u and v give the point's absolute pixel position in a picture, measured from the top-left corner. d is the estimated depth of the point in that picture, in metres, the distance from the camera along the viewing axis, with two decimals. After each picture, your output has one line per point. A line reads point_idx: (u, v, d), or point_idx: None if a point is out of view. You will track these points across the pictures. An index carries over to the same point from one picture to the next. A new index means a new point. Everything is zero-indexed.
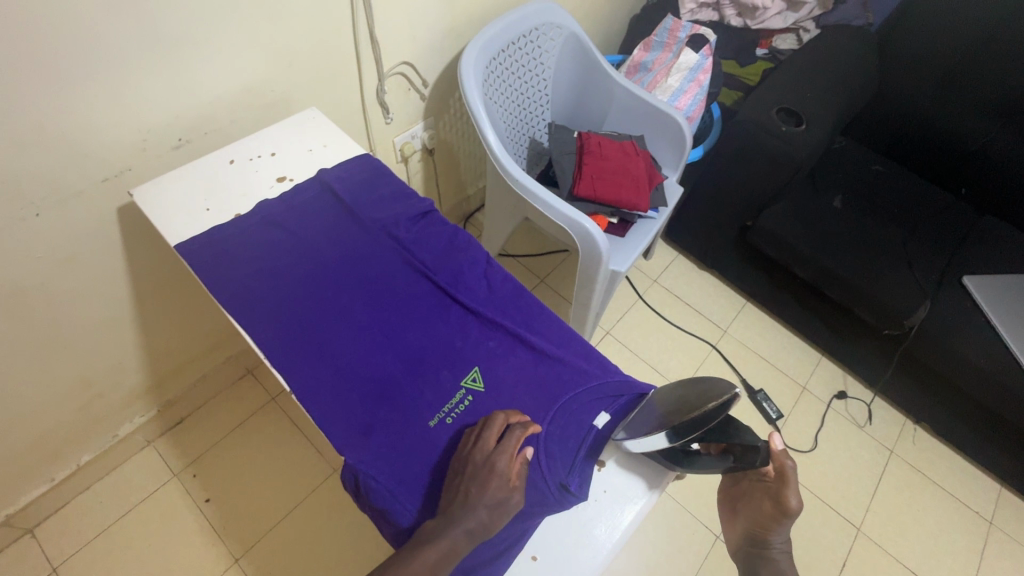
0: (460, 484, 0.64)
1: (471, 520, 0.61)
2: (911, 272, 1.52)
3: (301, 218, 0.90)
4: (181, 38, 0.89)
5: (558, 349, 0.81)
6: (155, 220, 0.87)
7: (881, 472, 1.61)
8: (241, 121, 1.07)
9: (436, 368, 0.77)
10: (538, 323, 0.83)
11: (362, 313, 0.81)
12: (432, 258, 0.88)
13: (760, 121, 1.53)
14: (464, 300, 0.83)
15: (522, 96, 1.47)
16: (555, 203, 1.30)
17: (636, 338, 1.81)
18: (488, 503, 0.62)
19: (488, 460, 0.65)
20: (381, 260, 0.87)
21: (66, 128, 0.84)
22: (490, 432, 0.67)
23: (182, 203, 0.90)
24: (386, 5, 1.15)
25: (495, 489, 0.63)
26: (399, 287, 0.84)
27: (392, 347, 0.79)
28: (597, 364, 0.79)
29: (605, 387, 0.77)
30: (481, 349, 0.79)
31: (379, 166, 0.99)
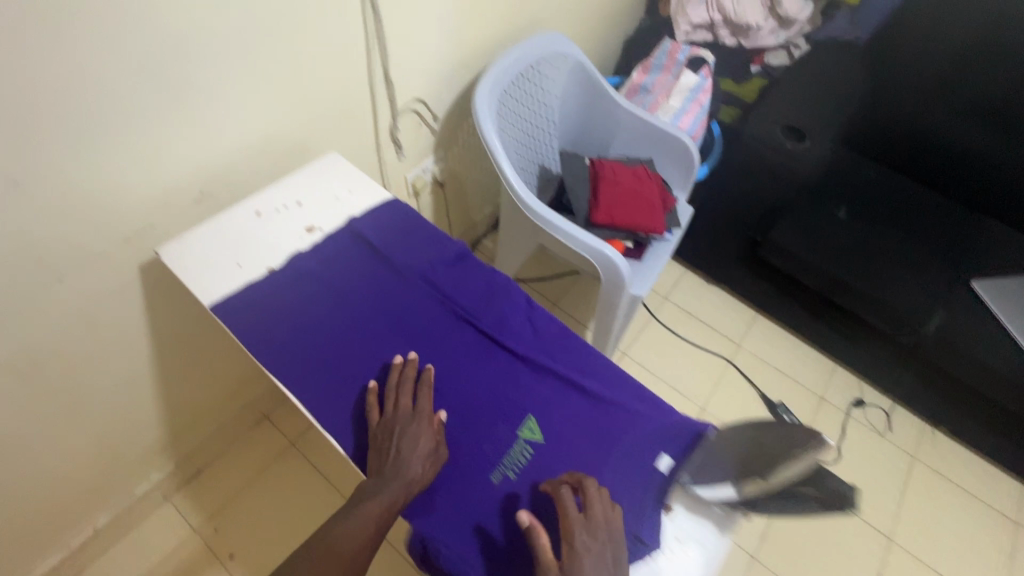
0: (389, 446, 0.70)
1: (408, 475, 0.68)
2: (921, 279, 1.54)
3: (335, 269, 0.88)
4: (204, 93, 0.88)
5: (611, 392, 0.79)
6: (187, 280, 0.85)
7: (905, 478, 1.62)
8: (261, 169, 1.05)
9: (492, 421, 0.76)
10: (587, 365, 0.82)
11: (410, 367, 0.80)
12: (472, 303, 0.87)
13: (766, 137, 1.57)
14: (511, 346, 0.82)
15: (532, 126, 1.48)
16: (577, 235, 1.30)
17: (653, 358, 1.81)
18: (419, 456, 0.69)
19: (410, 419, 0.72)
20: (420, 309, 0.85)
21: (91, 190, 0.82)
22: (404, 396, 0.73)
23: (213, 260, 0.88)
24: (400, 46, 1.15)
25: (421, 443, 0.70)
26: (445, 334, 0.83)
27: (444, 401, 0.77)
28: (651, 405, 0.78)
29: (663, 429, 0.76)
30: (534, 397, 0.78)
31: (406, 210, 0.97)
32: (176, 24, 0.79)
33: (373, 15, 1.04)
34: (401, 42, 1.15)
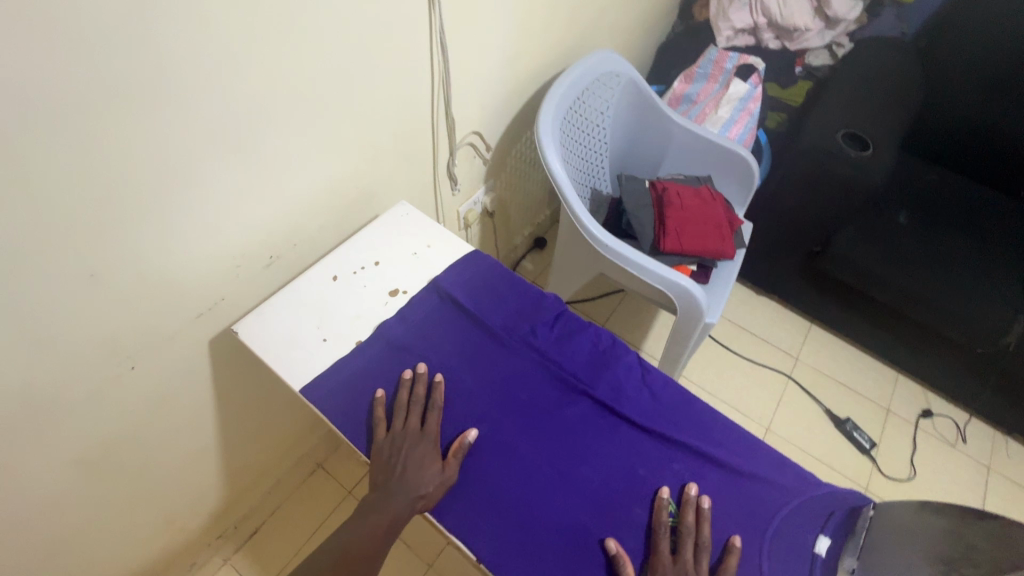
0: (396, 462, 0.69)
1: (414, 491, 0.67)
2: (995, 285, 1.47)
3: (429, 338, 0.82)
4: (276, 153, 0.81)
5: (747, 463, 0.73)
6: (273, 362, 0.78)
7: (984, 491, 1.56)
8: (328, 224, 0.98)
9: (628, 504, 0.69)
10: (717, 432, 0.76)
11: (528, 448, 0.73)
12: (581, 369, 0.81)
13: (827, 147, 1.48)
14: (633, 416, 0.76)
15: (588, 151, 1.41)
16: (651, 267, 1.24)
17: (711, 377, 1.75)
18: (423, 475, 0.68)
19: (417, 437, 0.71)
20: (528, 380, 0.79)
21: (165, 270, 0.75)
22: (413, 414, 0.73)
23: (297, 335, 0.82)
24: (461, 80, 1.08)
25: (428, 462, 0.69)
26: (561, 406, 0.77)
27: (574, 487, 0.70)
28: (792, 475, 0.72)
29: (813, 504, 0.70)
30: (668, 474, 0.71)
31: (493, 265, 0.92)
32: (254, 83, 0.72)
33: (440, 52, 0.98)
34: (462, 76, 1.08)
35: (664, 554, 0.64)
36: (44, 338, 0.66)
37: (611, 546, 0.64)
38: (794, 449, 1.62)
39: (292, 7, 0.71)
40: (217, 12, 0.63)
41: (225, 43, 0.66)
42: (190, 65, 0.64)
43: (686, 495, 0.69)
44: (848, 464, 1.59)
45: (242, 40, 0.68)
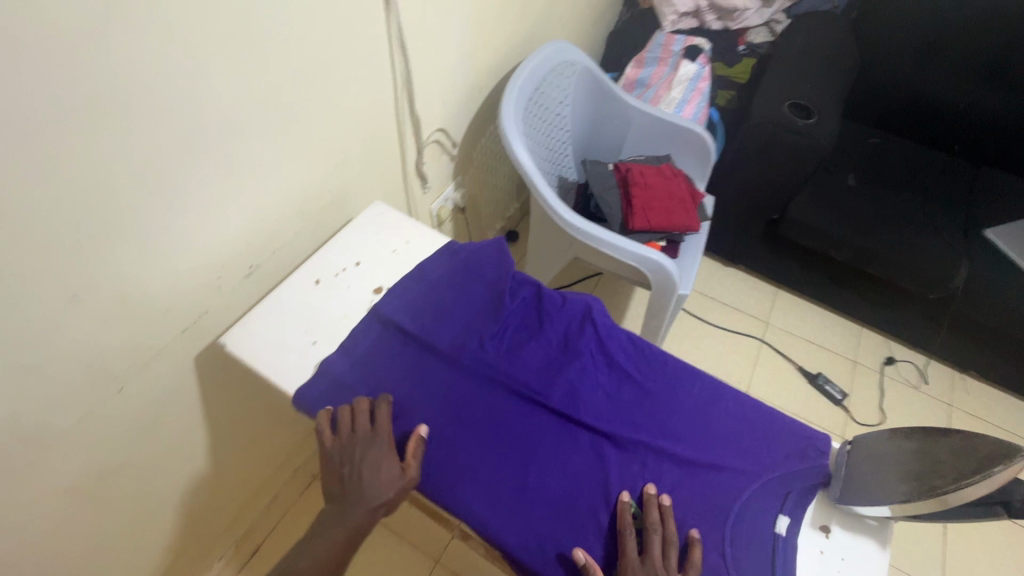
0: (354, 471, 0.72)
1: (374, 499, 0.70)
2: (939, 235, 1.59)
3: (374, 368, 0.81)
4: (245, 161, 0.82)
5: (702, 453, 0.75)
6: (264, 369, 0.79)
7: (948, 426, 1.67)
8: (304, 230, 0.99)
9: (592, 509, 0.72)
10: (673, 423, 0.78)
11: (489, 466, 0.74)
12: (534, 379, 0.81)
13: (776, 118, 1.56)
14: (589, 423, 0.78)
15: (551, 140, 1.46)
16: (626, 246, 1.28)
17: (689, 349, 1.82)
18: (381, 479, 0.71)
19: (368, 442, 0.73)
20: (481, 398, 0.79)
21: (145, 289, 0.75)
22: (361, 421, 0.74)
23: (285, 341, 0.83)
24: (422, 78, 1.10)
25: (384, 468, 0.71)
26: (519, 420, 0.78)
27: (536, 500, 0.72)
28: (760, 424, 0.78)
29: (791, 439, 0.76)
30: (629, 474, 0.74)
31: (466, 255, 0.93)
32: (220, 95, 0.73)
33: (400, 51, 0.99)
34: (423, 74, 1.10)
35: (629, 554, 0.66)
36: (28, 366, 0.65)
37: (579, 555, 0.67)
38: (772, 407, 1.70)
39: (251, 15, 0.71)
40: (179, 25, 0.64)
41: (189, 56, 0.66)
42: (156, 80, 0.64)
43: (646, 496, 0.71)
44: (823, 416, 1.68)
45: (205, 52, 0.68)
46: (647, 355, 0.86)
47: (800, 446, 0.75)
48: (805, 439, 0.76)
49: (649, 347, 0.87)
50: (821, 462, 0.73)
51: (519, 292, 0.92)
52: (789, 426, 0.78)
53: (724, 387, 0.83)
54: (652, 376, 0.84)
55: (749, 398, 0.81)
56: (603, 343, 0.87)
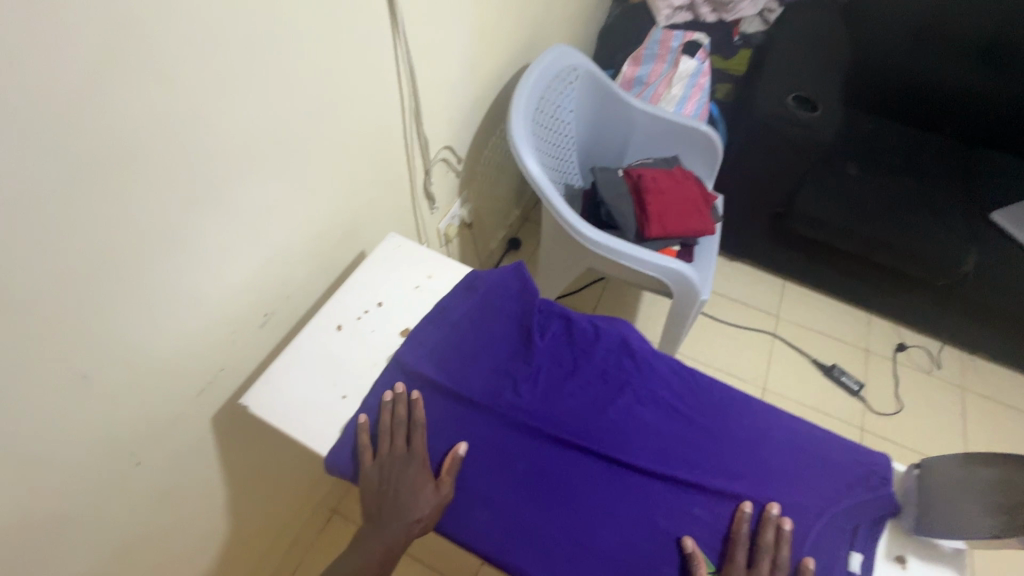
0: (389, 488, 0.71)
1: (409, 518, 0.69)
2: (947, 219, 1.58)
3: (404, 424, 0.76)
4: (255, 205, 0.76)
5: (763, 485, 0.73)
6: (296, 430, 0.76)
7: (962, 409, 1.68)
8: (316, 269, 0.93)
9: (655, 562, 0.68)
10: (728, 461, 0.75)
11: (540, 523, 0.70)
12: (576, 423, 0.77)
13: (779, 112, 1.53)
14: (641, 466, 0.74)
15: (557, 148, 1.42)
16: (645, 257, 1.24)
17: (702, 349, 1.79)
18: (416, 497, 0.70)
19: (405, 459, 0.73)
20: (523, 448, 0.75)
21: (160, 355, 0.69)
22: (398, 437, 0.75)
23: (315, 396, 0.79)
24: (427, 97, 1.04)
25: (419, 486, 0.70)
26: (566, 469, 0.74)
27: (595, 556, 0.68)
28: (815, 451, 0.76)
29: (849, 465, 0.74)
30: (687, 518, 0.71)
31: (487, 294, 0.86)
32: (228, 138, 0.67)
33: (406, 71, 0.94)
34: (428, 93, 1.04)
35: (737, 564, 0.67)
36: (40, 456, 0.59)
37: (686, 542, 0.68)
38: (790, 404, 1.69)
39: (257, 49, 0.65)
40: (182, 69, 0.58)
41: (194, 101, 0.60)
42: (160, 131, 0.58)
43: (766, 512, 0.70)
44: (841, 408, 1.68)
45: (211, 94, 0.62)
46: (691, 386, 0.82)
47: (861, 475, 0.73)
48: (865, 467, 0.74)
49: (692, 375, 0.83)
50: (886, 493, 0.71)
51: (548, 326, 0.86)
52: (847, 451, 0.76)
53: (776, 411, 0.80)
54: (700, 408, 0.80)
55: (801, 423, 0.79)
56: (644, 378, 0.82)
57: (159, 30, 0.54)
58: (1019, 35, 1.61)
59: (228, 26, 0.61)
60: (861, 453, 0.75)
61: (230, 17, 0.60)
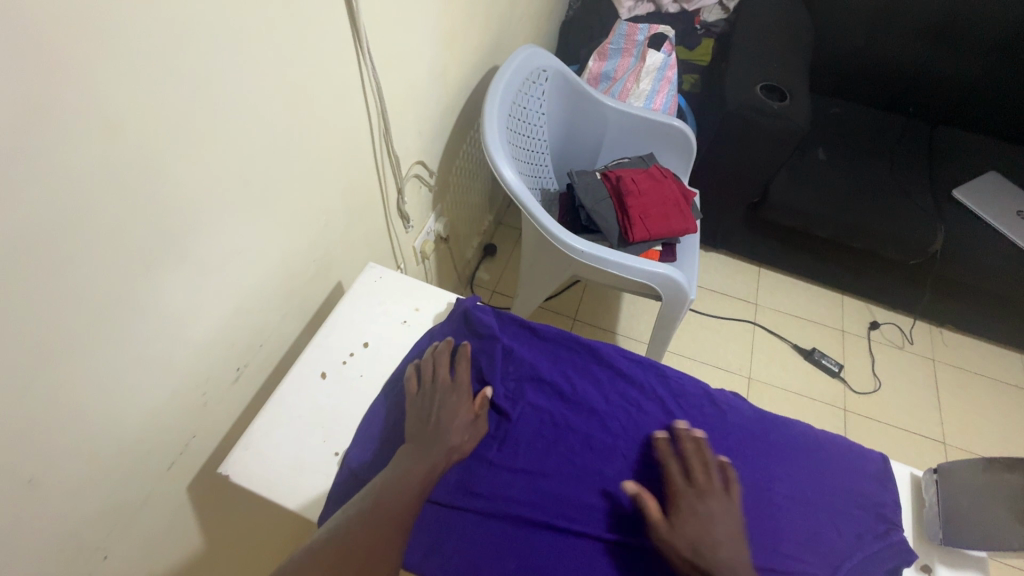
0: (430, 415, 0.72)
1: (450, 443, 0.70)
2: (912, 201, 1.62)
3: None
4: (220, 252, 0.68)
5: (781, 513, 0.70)
6: (282, 497, 0.68)
7: (935, 380, 1.74)
8: (290, 309, 0.86)
9: None
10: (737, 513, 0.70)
11: None
12: (563, 507, 0.69)
13: (750, 103, 1.52)
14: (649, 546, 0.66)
15: (531, 153, 1.36)
16: (633, 263, 1.21)
17: (687, 343, 1.79)
18: (457, 424, 0.71)
19: (448, 387, 0.74)
20: (508, 545, 0.66)
21: (122, 434, 0.61)
22: (441, 368, 0.75)
23: (301, 454, 0.72)
24: (396, 113, 0.97)
25: (461, 412, 0.72)
26: (562, 560, 0.65)
27: None
28: (823, 475, 0.74)
29: (858, 491, 0.72)
30: None
31: None
32: (182, 186, 0.59)
33: (374, 90, 0.87)
34: (396, 109, 0.97)
35: (677, 480, 0.68)
36: None
37: (628, 487, 0.67)
38: (776, 390, 1.71)
39: (208, 84, 0.58)
40: (124, 116, 0.50)
41: (140, 151, 0.53)
42: (103, 189, 0.50)
43: (681, 430, 0.73)
44: (824, 391, 1.71)
45: (163, 141, 0.55)
46: None
47: (869, 524, 0.70)
48: (873, 513, 0.70)
49: (681, 426, 0.77)
50: (897, 539, 0.68)
51: (519, 394, 0.78)
52: (854, 497, 0.72)
53: (781, 429, 0.78)
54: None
55: (809, 456, 0.75)
56: (634, 438, 0.75)
57: (93, 75, 0.46)
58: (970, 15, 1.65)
59: (174, 61, 0.53)
60: (871, 488, 0.73)
61: (175, 52, 0.53)
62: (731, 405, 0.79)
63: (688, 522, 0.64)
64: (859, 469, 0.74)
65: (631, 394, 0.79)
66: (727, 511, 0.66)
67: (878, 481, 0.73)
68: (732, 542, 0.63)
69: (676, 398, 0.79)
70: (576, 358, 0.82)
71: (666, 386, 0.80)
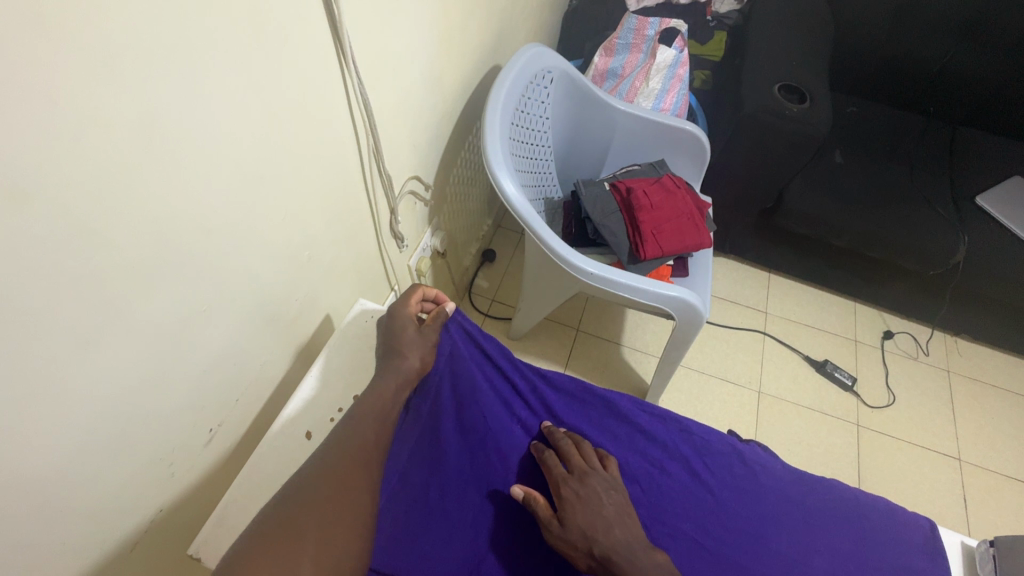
0: (384, 345, 0.77)
1: (403, 358, 0.75)
2: (934, 209, 1.53)
3: None
4: (186, 312, 0.59)
5: None
6: None
7: (950, 394, 1.68)
8: (271, 355, 0.77)
9: None
10: None
11: None
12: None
13: (768, 105, 1.42)
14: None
15: (534, 162, 1.27)
16: (644, 285, 1.12)
17: (695, 355, 1.72)
18: (405, 340, 0.77)
19: (391, 315, 0.79)
20: None
21: (67, 527, 0.53)
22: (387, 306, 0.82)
23: None
24: (387, 129, 0.87)
25: (403, 327, 0.78)
26: None
27: None
28: (861, 545, 0.71)
29: (901, 566, 0.69)
30: None
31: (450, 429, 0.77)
32: (130, 248, 0.50)
33: (362, 107, 0.77)
34: (388, 125, 0.87)
35: (557, 470, 0.72)
36: None
37: (516, 493, 0.70)
38: (786, 405, 1.64)
39: (155, 123, 0.48)
40: (38, 178, 0.40)
41: (70, 219, 0.43)
42: (22, 270, 0.41)
43: (547, 429, 0.80)
44: (836, 405, 1.65)
45: (102, 202, 0.46)
46: (708, 503, 0.74)
47: None
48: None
49: (709, 490, 0.76)
50: None
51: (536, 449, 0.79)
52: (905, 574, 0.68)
53: (812, 490, 0.76)
54: (727, 540, 0.71)
55: (851, 525, 0.72)
56: (655, 503, 0.74)
57: None
58: (1003, 10, 1.54)
59: (106, 105, 0.43)
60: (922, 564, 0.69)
61: (108, 92, 0.43)
62: (763, 465, 0.78)
63: (579, 511, 0.67)
64: (907, 541, 0.71)
65: (654, 454, 0.79)
66: (608, 484, 0.72)
67: (922, 554, 0.69)
68: (617, 513, 0.68)
69: (701, 457, 0.79)
70: (595, 411, 0.83)
71: (691, 444, 0.80)
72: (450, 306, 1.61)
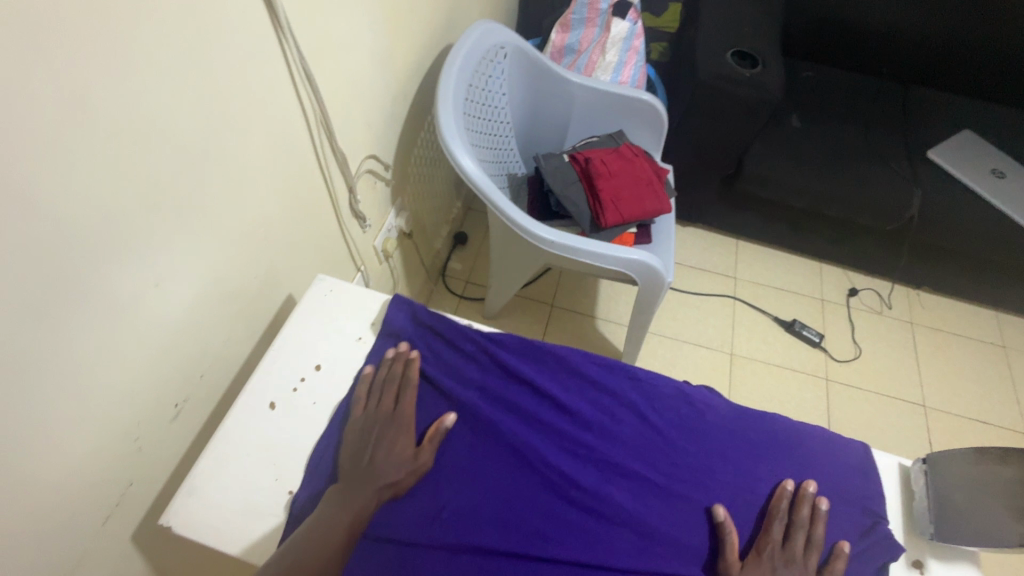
0: (368, 448, 0.73)
1: (384, 480, 0.71)
2: (888, 164, 1.58)
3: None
4: (139, 287, 0.60)
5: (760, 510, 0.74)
6: (220, 537, 0.68)
7: (914, 344, 1.75)
8: (234, 333, 0.79)
9: None
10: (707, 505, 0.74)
11: None
12: (540, 522, 0.71)
13: (722, 72, 1.45)
14: (630, 567, 0.69)
15: (493, 138, 1.29)
16: (606, 251, 1.15)
17: (668, 322, 1.76)
18: (393, 463, 0.72)
19: (393, 418, 0.76)
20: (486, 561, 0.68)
21: (36, 499, 0.55)
22: (387, 394, 0.78)
23: (243, 487, 0.71)
24: (338, 107, 0.88)
25: (399, 451, 0.73)
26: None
27: None
28: (805, 467, 0.77)
29: (841, 485, 0.76)
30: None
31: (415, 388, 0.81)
32: (71, 220, 0.50)
33: (308, 85, 0.78)
34: (338, 102, 0.88)
35: (774, 536, 0.71)
36: None
37: (719, 512, 0.72)
38: (758, 364, 1.69)
39: (86, 94, 0.48)
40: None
41: (12, 194, 0.45)
42: None
43: (803, 490, 0.74)
44: (805, 362, 1.70)
45: (42, 172, 0.47)
46: (659, 444, 0.78)
47: (856, 519, 0.73)
48: (861, 507, 0.74)
49: (658, 431, 0.79)
50: (883, 534, 0.71)
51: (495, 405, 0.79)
52: (841, 493, 0.75)
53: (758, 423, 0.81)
54: (678, 476, 0.76)
55: (793, 452, 0.78)
56: (609, 447, 0.77)
57: None
58: None
59: (37, 76, 0.44)
60: (857, 483, 0.76)
61: (32, 60, 0.44)
62: (709, 405, 0.82)
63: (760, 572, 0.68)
64: (844, 462, 0.77)
65: (605, 403, 0.81)
66: None
67: (861, 476, 0.76)
68: None
69: (650, 402, 0.81)
70: (546, 367, 0.83)
71: (639, 390, 0.82)
72: (424, 290, 1.63)
